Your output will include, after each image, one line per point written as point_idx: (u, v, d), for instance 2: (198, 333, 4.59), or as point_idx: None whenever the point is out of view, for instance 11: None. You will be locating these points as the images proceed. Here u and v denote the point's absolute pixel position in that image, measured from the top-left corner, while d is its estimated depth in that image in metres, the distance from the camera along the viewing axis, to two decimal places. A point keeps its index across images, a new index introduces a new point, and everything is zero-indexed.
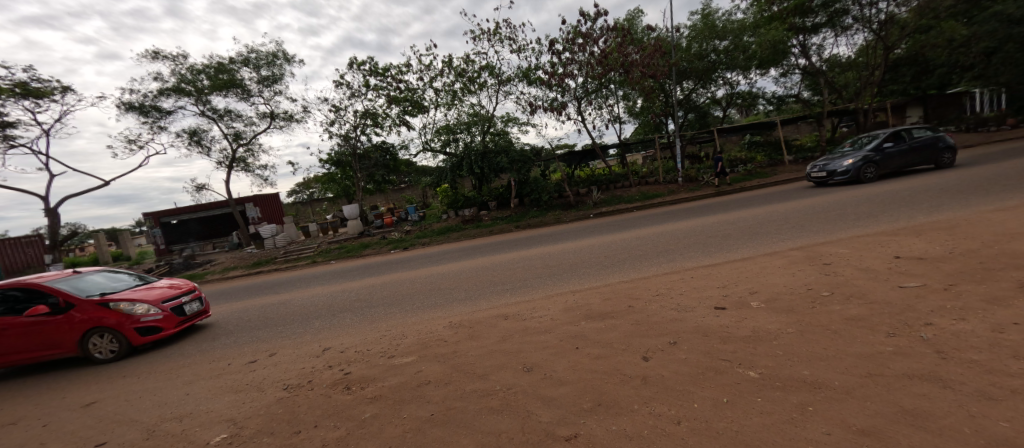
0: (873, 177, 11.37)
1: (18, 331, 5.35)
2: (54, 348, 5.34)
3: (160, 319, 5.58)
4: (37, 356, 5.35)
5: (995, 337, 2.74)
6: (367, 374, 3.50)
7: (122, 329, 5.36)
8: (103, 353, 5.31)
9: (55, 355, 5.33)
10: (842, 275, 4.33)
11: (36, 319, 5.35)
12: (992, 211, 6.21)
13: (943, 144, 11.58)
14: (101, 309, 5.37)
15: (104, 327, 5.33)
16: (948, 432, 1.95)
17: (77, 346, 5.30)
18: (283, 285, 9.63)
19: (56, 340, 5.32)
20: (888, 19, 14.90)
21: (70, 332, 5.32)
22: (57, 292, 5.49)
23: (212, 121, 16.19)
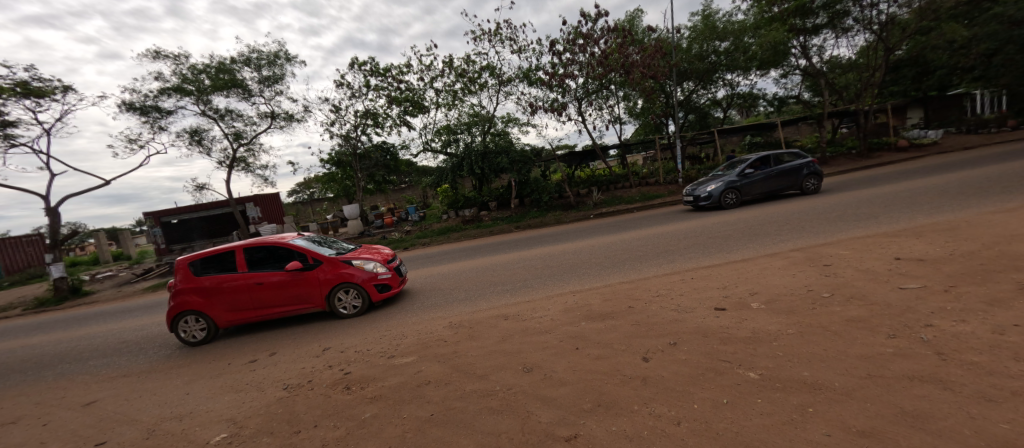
0: (735, 203, 11.02)
1: (268, 286, 5.61)
2: (305, 303, 5.66)
3: (388, 277, 6.00)
4: (285, 311, 5.65)
5: (996, 338, 2.74)
6: (367, 374, 3.50)
7: (366, 286, 5.74)
8: (351, 307, 5.66)
9: (302, 309, 5.65)
10: (842, 277, 4.33)
11: (286, 274, 5.62)
12: (993, 212, 6.20)
13: (809, 170, 11.13)
14: (348, 266, 5.71)
15: (351, 283, 5.69)
16: (948, 434, 1.95)
17: (328, 300, 5.64)
18: None
19: (307, 295, 5.62)
20: (889, 21, 14.88)
21: (319, 288, 5.65)
22: (301, 249, 5.77)
23: (213, 121, 16.17)
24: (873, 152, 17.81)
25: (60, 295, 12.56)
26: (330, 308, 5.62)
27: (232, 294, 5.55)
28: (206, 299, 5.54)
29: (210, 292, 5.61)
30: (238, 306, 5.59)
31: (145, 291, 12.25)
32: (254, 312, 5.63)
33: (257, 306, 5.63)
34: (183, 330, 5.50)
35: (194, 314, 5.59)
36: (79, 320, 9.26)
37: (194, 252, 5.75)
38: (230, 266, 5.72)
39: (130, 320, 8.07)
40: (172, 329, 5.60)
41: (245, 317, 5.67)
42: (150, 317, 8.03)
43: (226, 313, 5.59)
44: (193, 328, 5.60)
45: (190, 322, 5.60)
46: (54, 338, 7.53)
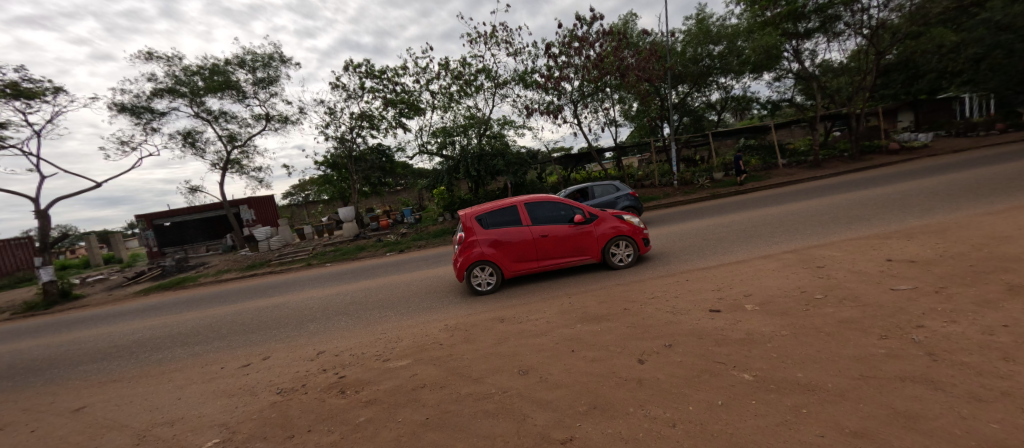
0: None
1: (552, 238, 6.16)
2: (582, 254, 6.28)
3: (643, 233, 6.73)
4: (567, 261, 6.23)
5: (986, 339, 2.78)
6: (362, 377, 3.48)
7: (632, 239, 6.43)
8: (628, 257, 6.33)
9: (583, 260, 6.26)
10: (835, 278, 4.38)
11: (567, 227, 6.24)
12: (983, 214, 6.29)
13: (624, 203, 10.64)
14: (621, 220, 6.35)
15: (624, 237, 6.38)
16: (939, 434, 1.96)
17: (612, 250, 6.29)
18: (277, 288, 9.57)
19: (587, 247, 6.22)
20: (879, 25, 15.09)
21: (595, 240, 6.29)
22: (577, 205, 6.35)
23: (206, 122, 16.06)
24: (865, 155, 18.02)
25: (49, 299, 12.37)
26: (610, 259, 6.28)
27: (523, 246, 6.07)
28: (499, 250, 6.03)
29: (499, 245, 6.13)
30: (525, 256, 6.15)
31: (137, 295, 12.11)
32: (539, 262, 6.18)
33: (539, 257, 6.17)
34: (479, 279, 6.01)
35: (485, 265, 6.13)
36: (69, 324, 9.12)
37: (478, 207, 6.17)
38: (513, 221, 6.20)
39: (121, 324, 7.97)
40: (464, 278, 6.11)
41: (527, 267, 6.21)
42: (141, 321, 7.93)
43: (515, 263, 6.13)
44: (483, 276, 6.14)
45: (481, 271, 6.13)
46: (44, 342, 7.41)
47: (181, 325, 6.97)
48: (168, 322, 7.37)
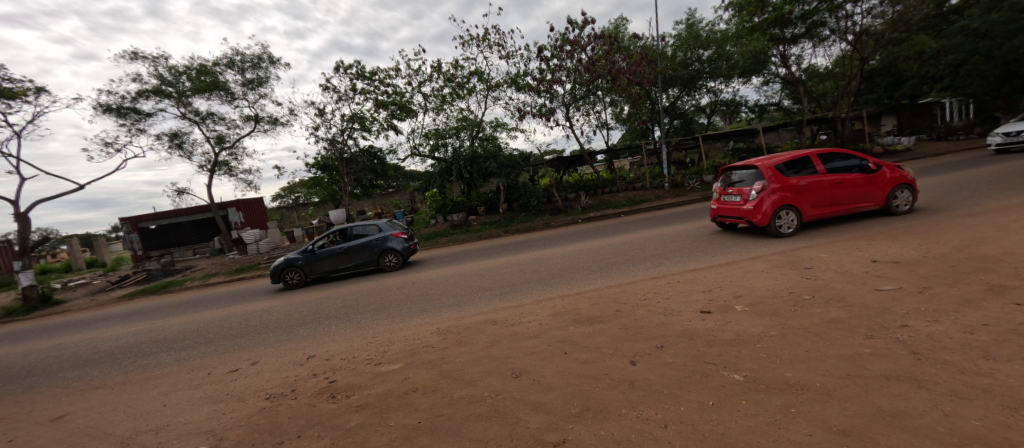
0: (301, 283, 9.25)
1: (845, 186, 7.13)
2: (866, 201, 7.24)
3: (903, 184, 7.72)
4: (855, 207, 7.23)
5: (967, 338, 2.85)
6: (353, 382, 3.45)
7: (909, 187, 7.43)
8: (907, 204, 7.34)
9: (867, 206, 7.27)
10: (822, 279, 4.45)
11: (858, 177, 7.19)
12: (964, 216, 6.44)
13: (389, 244, 9.49)
14: (902, 170, 7.30)
15: (903, 186, 7.35)
16: (923, 431, 2.01)
17: (893, 197, 7.28)
18: (266, 291, 9.46)
19: (872, 194, 7.21)
20: (862, 32, 15.41)
21: (881, 189, 7.26)
22: (864, 156, 7.27)
23: (193, 123, 15.80)
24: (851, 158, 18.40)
25: (28, 304, 12.05)
26: (892, 206, 7.30)
27: (823, 192, 7.02)
28: (803, 195, 6.97)
29: (803, 192, 7.03)
30: (823, 202, 7.11)
31: (120, 299, 11.83)
32: (832, 208, 7.14)
33: (833, 203, 7.14)
34: (787, 222, 6.95)
35: (789, 209, 7.06)
36: (50, 329, 8.89)
37: (779, 156, 7.05)
38: (809, 170, 7.13)
39: (104, 329, 7.79)
40: (768, 223, 7.05)
41: (820, 212, 7.16)
42: (126, 326, 7.76)
43: (814, 208, 7.07)
44: (784, 219, 7.10)
45: (781, 215, 7.06)
46: (23, 349, 7.21)
47: (167, 330, 6.83)
48: (153, 328, 7.21)
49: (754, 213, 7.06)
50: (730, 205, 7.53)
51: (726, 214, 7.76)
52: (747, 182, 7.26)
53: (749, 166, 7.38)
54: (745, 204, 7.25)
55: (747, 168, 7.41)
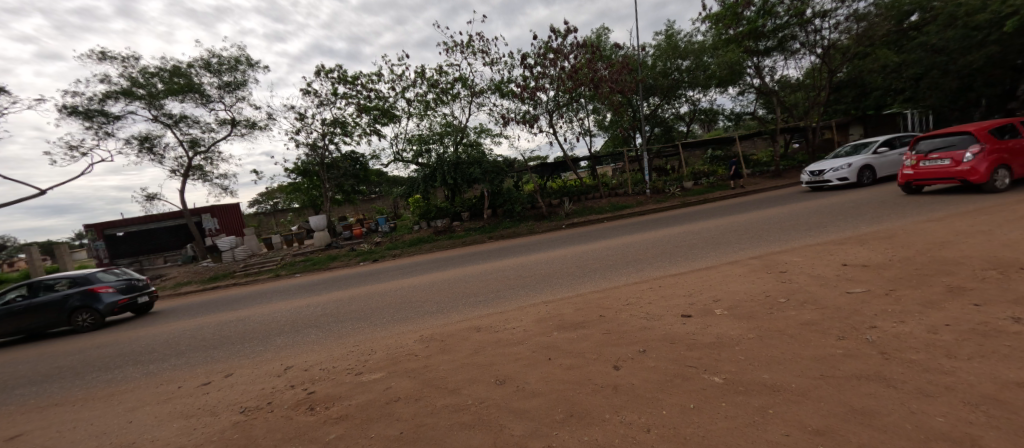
0: None
1: None
2: None
3: None
4: None
5: (932, 338, 2.98)
6: (333, 392, 3.36)
7: None
8: None
9: None
10: (797, 282, 4.59)
11: None
12: (928, 221, 6.77)
13: (81, 300, 8.23)
14: None
15: None
16: (892, 428, 2.09)
17: None
18: (240, 300, 9.14)
19: None
20: (830, 45, 16.12)
21: None
22: None
23: (166, 127, 15.29)
24: None
25: None
26: None
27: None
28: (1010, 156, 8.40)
29: (1011, 153, 8.47)
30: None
31: None
32: None
33: None
34: (1003, 178, 8.37)
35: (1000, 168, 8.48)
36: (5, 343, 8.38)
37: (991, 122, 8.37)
38: (1010, 134, 8.58)
39: (66, 342, 7.39)
40: (984, 181, 8.42)
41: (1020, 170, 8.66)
42: (90, 339, 7.38)
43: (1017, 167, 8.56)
44: None
45: (997, 173, 8.47)
46: None
47: (135, 342, 6.54)
48: (120, 339, 6.89)
49: (971, 173, 8.35)
50: (938, 168, 8.76)
51: (929, 177, 8.97)
52: (959, 146, 8.51)
53: (959, 133, 8.63)
54: (957, 166, 8.54)
55: (955, 134, 8.66)
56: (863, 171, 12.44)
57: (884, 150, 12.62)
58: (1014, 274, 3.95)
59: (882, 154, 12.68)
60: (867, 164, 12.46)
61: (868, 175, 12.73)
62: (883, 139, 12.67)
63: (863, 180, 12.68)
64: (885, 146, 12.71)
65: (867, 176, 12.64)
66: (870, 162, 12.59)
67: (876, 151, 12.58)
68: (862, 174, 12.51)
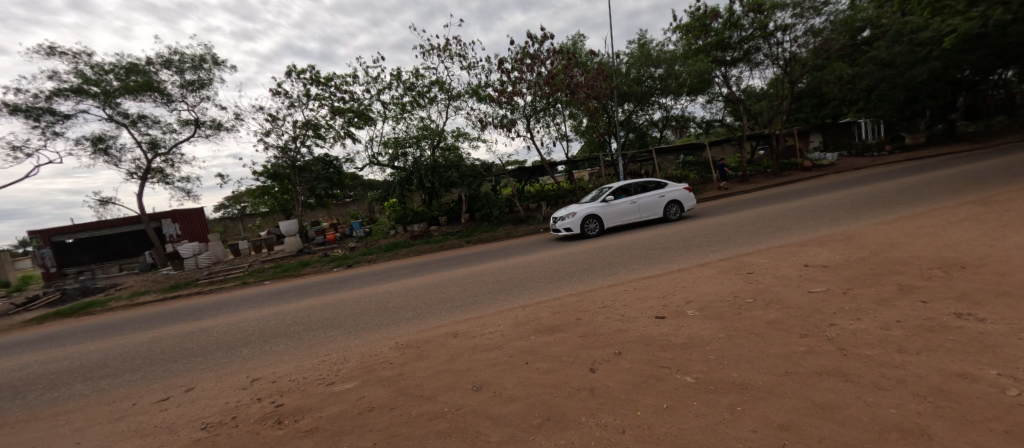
0: None
1: None
2: None
3: None
4: None
5: (884, 333, 3.16)
6: (302, 404, 3.25)
7: None
8: None
9: None
10: (763, 283, 4.79)
11: None
12: (881, 223, 7.20)
13: None
14: None
15: None
16: (849, 420, 2.20)
17: None
18: (203, 310, 8.72)
19: None
20: (791, 58, 16.98)
21: None
22: None
23: (122, 126, 14.44)
24: (785, 171, 20.07)
25: None
26: None
27: None
28: None
29: None
30: None
31: (27, 324, 10.41)
32: None
33: None
34: None
35: None
36: None
37: None
38: None
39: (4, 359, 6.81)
40: None
41: None
42: (33, 355, 6.84)
43: None
44: None
45: None
46: None
47: (84, 357, 6.10)
48: (69, 354, 6.43)
49: None
50: None
51: None
52: None
53: None
54: None
55: None
56: (586, 221, 10.86)
57: (612, 198, 11.12)
58: (956, 273, 4.26)
59: (610, 203, 11.17)
60: (593, 214, 10.93)
61: (597, 226, 11.15)
62: (613, 186, 11.14)
63: (590, 231, 11.09)
64: (615, 194, 11.20)
65: (593, 227, 11.02)
66: (595, 210, 11.05)
67: (603, 199, 11.09)
68: (587, 225, 10.91)
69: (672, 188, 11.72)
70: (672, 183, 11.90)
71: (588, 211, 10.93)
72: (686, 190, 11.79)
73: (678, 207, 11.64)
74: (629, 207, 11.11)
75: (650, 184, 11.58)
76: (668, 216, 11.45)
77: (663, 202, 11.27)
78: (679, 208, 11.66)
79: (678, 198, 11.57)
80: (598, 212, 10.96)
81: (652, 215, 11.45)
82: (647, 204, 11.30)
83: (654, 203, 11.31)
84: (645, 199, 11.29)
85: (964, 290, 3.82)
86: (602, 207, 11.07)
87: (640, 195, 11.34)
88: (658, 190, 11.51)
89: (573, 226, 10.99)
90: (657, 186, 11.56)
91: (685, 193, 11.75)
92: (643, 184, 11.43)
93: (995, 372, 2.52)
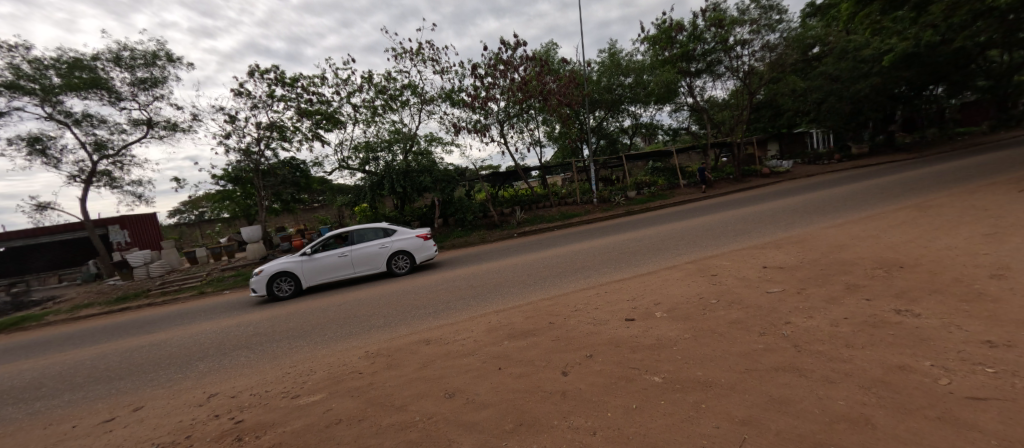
0: None
1: None
2: None
3: None
4: None
5: (835, 330, 3.37)
6: (265, 419, 3.11)
7: None
8: None
9: None
10: (725, 284, 5.01)
11: None
12: (831, 226, 7.70)
13: None
14: None
15: None
16: (802, 413, 2.33)
17: None
18: (154, 322, 8.17)
19: None
20: (750, 71, 17.93)
21: None
22: None
23: (64, 126, 13.41)
24: (746, 178, 21.07)
25: None
26: None
27: None
28: None
29: None
30: None
31: None
32: None
33: None
34: None
35: None
36: None
37: None
38: None
39: None
40: None
41: None
42: None
43: None
44: None
45: None
46: None
47: (15, 377, 5.57)
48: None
49: None
50: None
51: None
52: None
53: None
54: None
55: None
56: (272, 281, 8.44)
57: (313, 249, 8.78)
58: (895, 272, 4.60)
59: (311, 256, 8.81)
60: (285, 270, 8.56)
61: (294, 287, 8.77)
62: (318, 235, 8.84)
63: (283, 293, 8.66)
64: (320, 245, 8.88)
65: (285, 288, 8.61)
66: (291, 266, 8.69)
67: (303, 251, 8.73)
68: (272, 286, 8.50)
69: (403, 237, 9.45)
70: (408, 229, 9.70)
71: (281, 267, 8.59)
72: (421, 238, 9.59)
73: (407, 258, 9.42)
74: (332, 262, 8.77)
75: (374, 231, 9.31)
76: (388, 271, 9.18)
77: (380, 255, 8.99)
78: (408, 260, 9.37)
79: (407, 248, 9.35)
80: (289, 269, 8.57)
81: (370, 269, 9.15)
82: (360, 257, 8.98)
83: (373, 255, 9.07)
84: (360, 250, 9.00)
85: (902, 288, 4.13)
86: (300, 261, 8.72)
87: (353, 245, 9.03)
88: (379, 240, 9.19)
89: (261, 287, 8.57)
90: (382, 234, 9.28)
91: (419, 241, 9.57)
92: (361, 232, 9.17)
93: (929, 363, 2.74)
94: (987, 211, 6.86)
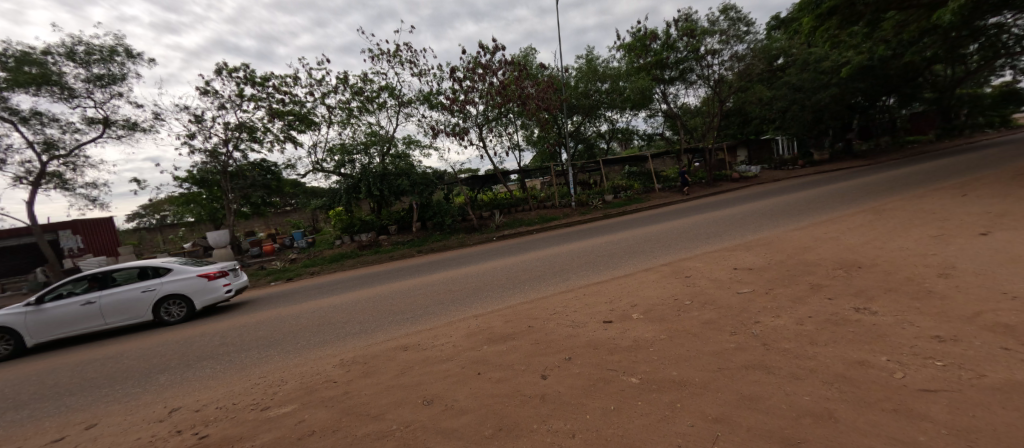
0: None
1: None
2: None
3: None
4: None
5: (800, 328, 3.53)
6: (234, 433, 2.98)
7: None
8: None
9: None
10: (698, 285, 5.16)
11: None
12: (795, 229, 8.06)
13: None
14: None
15: None
16: (771, 410, 2.42)
17: None
18: (109, 333, 7.70)
19: None
20: (720, 79, 18.62)
21: None
22: None
23: (10, 124, 12.53)
24: (717, 182, 21.82)
25: None
26: None
27: None
28: None
29: None
30: None
31: None
32: None
33: None
34: None
35: None
36: None
37: None
38: None
39: None
40: None
41: None
42: None
43: None
44: None
45: None
46: None
47: None
48: None
49: None
50: None
51: None
52: None
53: None
54: None
55: None
56: None
57: (47, 298, 7.01)
58: (854, 272, 4.87)
59: (43, 306, 7.02)
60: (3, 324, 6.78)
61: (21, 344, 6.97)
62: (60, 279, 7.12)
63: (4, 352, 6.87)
64: (57, 291, 7.11)
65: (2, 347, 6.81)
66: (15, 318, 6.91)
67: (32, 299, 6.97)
68: None
69: (180, 277, 7.72)
70: (190, 267, 7.93)
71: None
72: (203, 278, 7.82)
73: (180, 303, 7.63)
74: (72, 313, 7.01)
75: (140, 271, 7.58)
76: (152, 320, 7.40)
77: (138, 301, 7.26)
78: (184, 306, 7.66)
79: (179, 291, 7.59)
80: (7, 325, 6.76)
81: (128, 319, 7.36)
82: (113, 305, 7.21)
83: (128, 301, 7.30)
84: (110, 297, 7.22)
85: (861, 287, 4.36)
86: (26, 313, 6.93)
87: (104, 291, 7.27)
88: (143, 282, 7.45)
89: None
90: (148, 275, 7.52)
91: (199, 282, 7.78)
92: (117, 273, 7.42)
93: (885, 358, 2.90)
94: (935, 214, 7.35)
